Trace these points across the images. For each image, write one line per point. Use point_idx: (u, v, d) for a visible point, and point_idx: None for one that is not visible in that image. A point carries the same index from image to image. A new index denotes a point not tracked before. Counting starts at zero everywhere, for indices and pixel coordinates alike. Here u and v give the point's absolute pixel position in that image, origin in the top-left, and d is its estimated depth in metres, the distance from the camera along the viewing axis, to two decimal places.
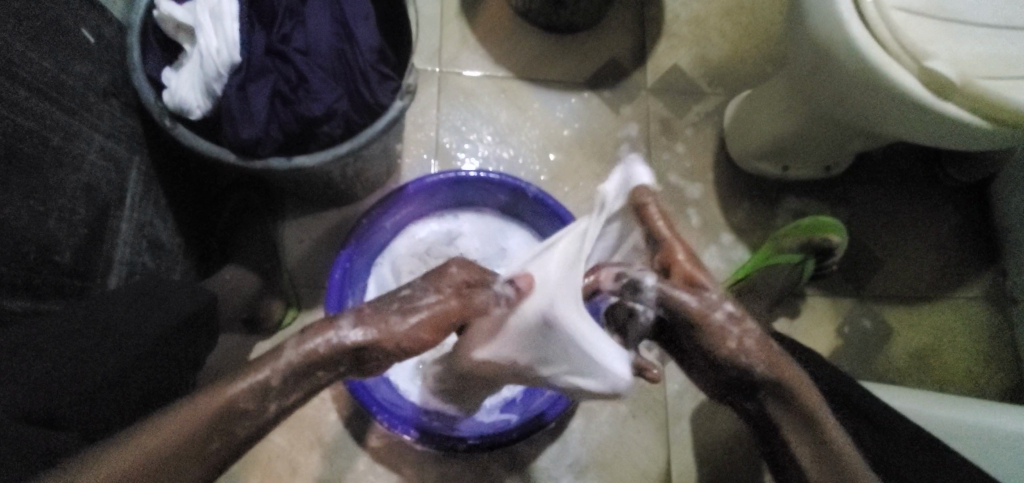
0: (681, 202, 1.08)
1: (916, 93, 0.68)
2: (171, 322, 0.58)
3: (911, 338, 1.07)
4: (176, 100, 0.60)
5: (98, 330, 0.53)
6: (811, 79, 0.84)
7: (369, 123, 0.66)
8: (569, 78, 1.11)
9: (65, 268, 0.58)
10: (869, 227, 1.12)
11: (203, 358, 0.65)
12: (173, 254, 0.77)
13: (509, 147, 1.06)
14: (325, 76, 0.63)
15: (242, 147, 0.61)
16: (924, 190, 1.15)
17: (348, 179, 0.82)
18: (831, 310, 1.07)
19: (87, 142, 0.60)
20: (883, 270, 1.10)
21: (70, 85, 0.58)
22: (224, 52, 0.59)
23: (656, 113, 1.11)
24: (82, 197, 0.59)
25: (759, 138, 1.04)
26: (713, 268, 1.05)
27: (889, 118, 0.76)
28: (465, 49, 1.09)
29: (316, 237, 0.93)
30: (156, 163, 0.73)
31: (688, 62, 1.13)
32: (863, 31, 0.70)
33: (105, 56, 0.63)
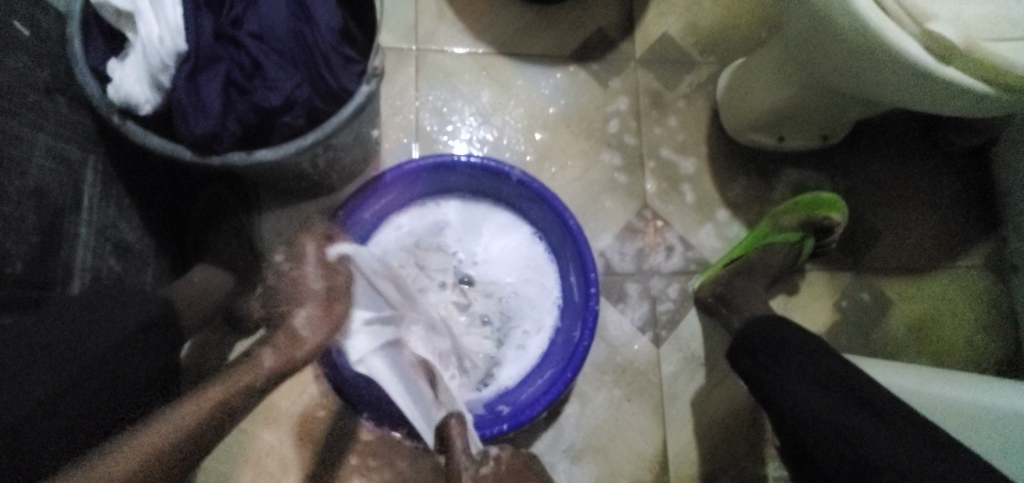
0: (673, 178, 1.04)
1: (917, 58, 0.64)
2: (123, 335, 0.57)
3: (910, 310, 1.05)
4: (122, 94, 0.55)
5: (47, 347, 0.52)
6: (806, 45, 0.80)
7: (334, 111, 0.61)
8: (553, 51, 1.05)
9: (17, 278, 0.55)
10: (867, 197, 1.08)
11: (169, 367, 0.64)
12: (142, 255, 0.73)
13: (493, 128, 1.02)
14: (283, 62, 0.59)
15: (198, 143, 0.57)
16: (925, 157, 1.11)
17: (320, 169, 0.78)
18: (828, 284, 1.05)
19: (31, 143, 0.56)
20: (882, 241, 1.07)
21: (5, 83, 0.53)
22: (167, 40, 0.54)
23: (645, 86, 1.06)
24: (30, 202, 0.56)
25: (753, 109, 0.99)
26: (708, 245, 1.02)
27: (888, 86, 0.72)
28: (443, 25, 1.03)
29: (296, 230, 0.90)
30: (116, 162, 0.69)
31: (678, 30, 1.08)
32: None
33: (44, 49, 0.59)
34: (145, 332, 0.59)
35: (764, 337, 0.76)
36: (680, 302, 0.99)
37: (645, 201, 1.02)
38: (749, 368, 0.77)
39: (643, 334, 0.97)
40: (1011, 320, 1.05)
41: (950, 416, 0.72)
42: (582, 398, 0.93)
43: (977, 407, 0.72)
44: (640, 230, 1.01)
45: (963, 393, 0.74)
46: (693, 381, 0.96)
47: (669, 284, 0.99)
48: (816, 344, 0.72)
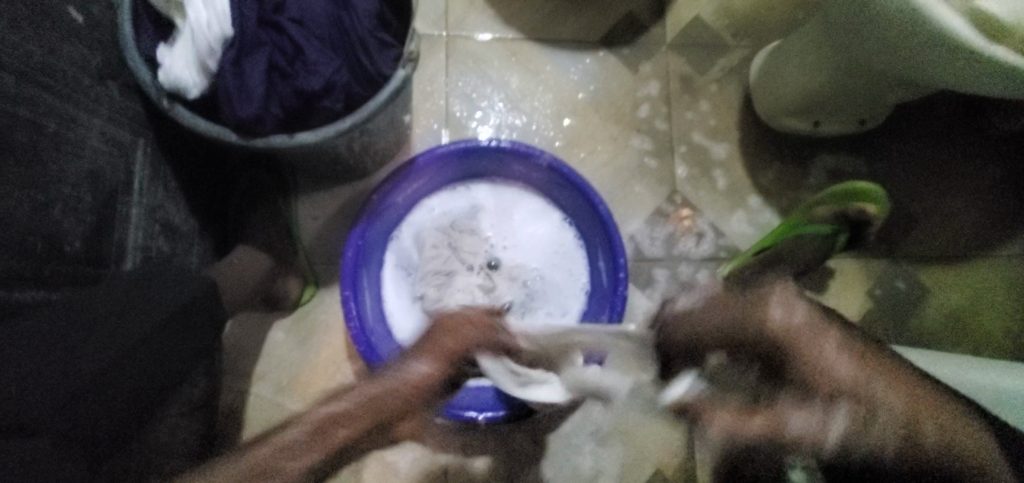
0: (704, 163, 1.03)
1: (965, 37, 0.61)
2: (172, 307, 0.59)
3: (947, 299, 1.03)
4: (172, 78, 0.57)
5: (107, 320, 0.54)
6: (847, 26, 0.77)
7: (371, 95, 0.63)
8: (582, 36, 1.05)
9: (74, 255, 0.57)
10: (907, 183, 1.05)
11: (209, 343, 0.66)
12: (188, 236, 0.76)
13: (521, 114, 1.02)
14: (323, 47, 0.60)
15: (243, 125, 0.59)
16: (969, 142, 1.07)
17: (355, 153, 0.79)
18: (862, 272, 1.03)
19: (87, 127, 0.59)
20: (920, 228, 1.04)
21: (63, 69, 0.56)
22: (215, 25, 0.56)
23: (676, 70, 1.05)
24: (87, 183, 0.59)
25: (788, 92, 0.97)
26: (739, 232, 1.01)
27: (934, 68, 0.69)
28: (472, 11, 1.04)
29: (330, 214, 0.92)
30: (164, 146, 0.72)
31: (711, 13, 1.06)
32: None
33: (97, 35, 0.61)
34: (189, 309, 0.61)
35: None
36: None
37: (675, 187, 1.02)
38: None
39: None
40: None
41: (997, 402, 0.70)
42: None
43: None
44: (670, 217, 1.00)
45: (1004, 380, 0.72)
46: None
47: (698, 270, 0.99)
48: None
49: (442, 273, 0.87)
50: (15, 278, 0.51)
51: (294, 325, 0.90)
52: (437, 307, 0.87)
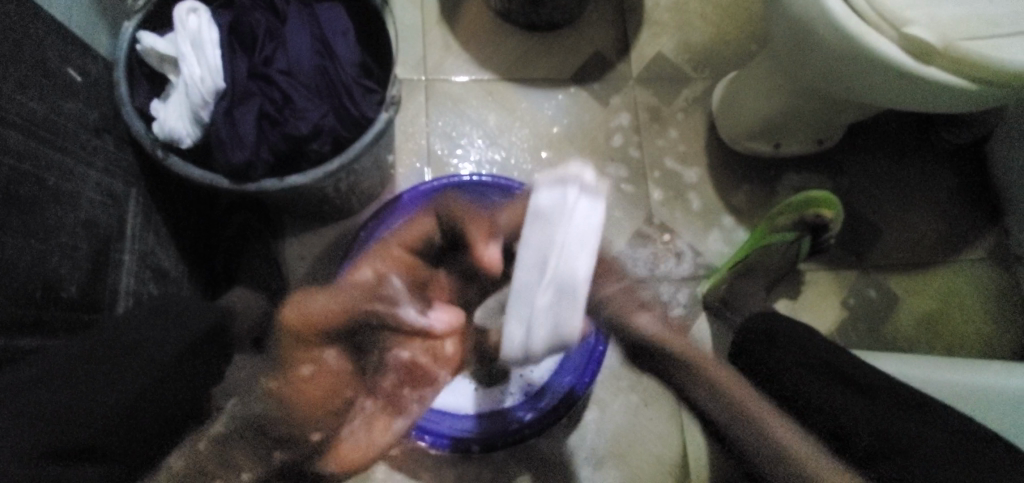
0: (676, 186, 1.08)
1: (895, 60, 0.68)
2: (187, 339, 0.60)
3: (917, 304, 1.07)
4: (166, 130, 0.61)
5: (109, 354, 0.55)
6: (793, 54, 0.84)
7: (356, 136, 0.66)
8: (554, 74, 1.11)
9: (70, 302, 0.59)
10: (867, 196, 1.12)
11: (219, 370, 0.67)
12: (178, 280, 0.78)
13: (500, 149, 1.07)
14: (310, 94, 0.64)
15: (235, 171, 0.62)
16: (921, 156, 1.14)
17: (342, 193, 0.83)
18: (835, 283, 1.07)
19: (83, 178, 0.61)
20: (885, 237, 1.10)
21: (61, 125, 0.59)
22: (208, 79, 0.60)
23: (644, 102, 1.11)
24: (83, 232, 0.61)
25: (749, 118, 1.03)
26: (715, 250, 1.05)
27: (874, 88, 0.75)
28: (449, 55, 1.10)
29: (316, 254, 0.95)
30: (154, 193, 0.75)
31: (671, 48, 1.14)
32: (839, 4, 0.70)
33: (94, 92, 0.65)
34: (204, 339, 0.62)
35: (757, 331, 0.80)
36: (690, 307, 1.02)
37: (650, 212, 1.06)
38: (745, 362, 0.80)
39: None
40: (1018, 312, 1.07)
41: (952, 400, 0.74)
42: (600, 405, 0.95)
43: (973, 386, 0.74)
44: (648, 239, 1.05)
45: (973, 376, 0.75)
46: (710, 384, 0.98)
47: (678, 289, 1.03)
48: (811, 336, 0.76)
49: None
50: (14, 326, 0.53)
51: None
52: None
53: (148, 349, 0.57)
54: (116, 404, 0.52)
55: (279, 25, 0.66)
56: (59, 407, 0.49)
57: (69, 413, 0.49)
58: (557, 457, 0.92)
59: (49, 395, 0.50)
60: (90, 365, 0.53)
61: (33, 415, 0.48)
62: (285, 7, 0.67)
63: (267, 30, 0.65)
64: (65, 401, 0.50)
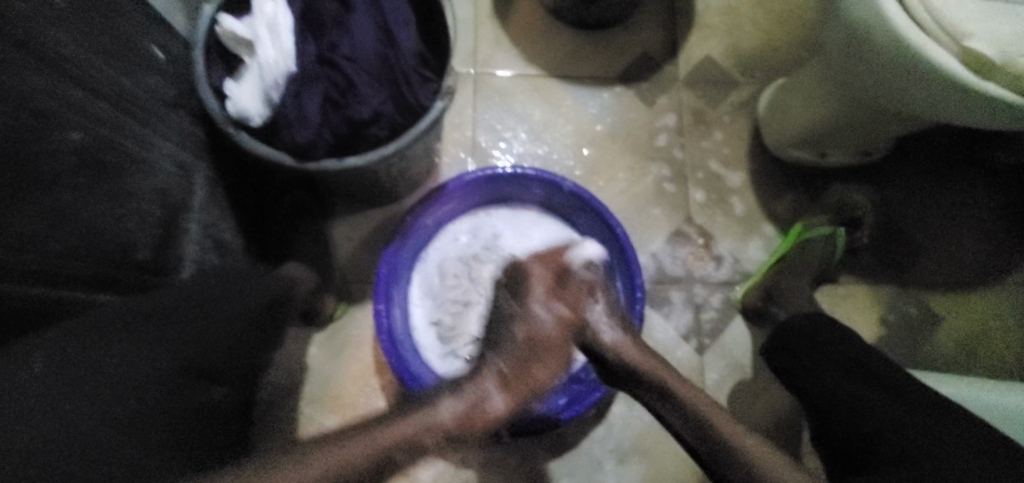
0: (718, 190, 1.08)
1: (956, 73, 0.66)
2: (237, 309, 0.65)
3: (960, 325, 1.05)
4: (238, 109, 0.64)
5: (181, 313, 0.58)
6: (847, 63, 0.83)
7: (411, 123, 0.69)
8: (600, 73, 1.12)
9: (142, 263, 0.63)
10: (914, 212, 1.09)
11: (265, 344, 0.70)
12: (234, 252, 0.83)
13: (543, 144, 1.09)
14: (371, 80, 0.67)
15: (299, 150, 0.66)
16: (972, 174, 1.11)
17: (391, 177, 0.86)
18: (874, 298, 1.05)
19: (161, 150, 0.66)
20: (930, 256, 1.07)
21: (145, 98, 0.63)
22: (281, 63, 0.63)
23: (689, 104, 1.11)
24: (158, 200, 0.65)
25: (795, 126, 1.02)
26: (751, 256, 1.05)
27: (931, 101, 0.73)
28: (499, 50, 1.12)
29: (362, 237, 0.99)
30: (218, 167, 0.79)
31: (720, 52, 1.13)
32: (901, 13, 0.68)
33: (174, 70, 0.69)
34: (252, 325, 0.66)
35: (792, 330, 0.80)
36: (723, 311, 1.02)
37: (688, 214, 1.07)
38: (782, 367, 0.79)
39: (689, 342, 1.00)
40: None
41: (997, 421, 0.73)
42: (629, 400, 0.96)
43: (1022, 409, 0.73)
44: (686, 241, 1.05)
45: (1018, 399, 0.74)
46: (739, 388, 0.99)
47: (713, 294, 1.03)
48: (847, 340, 0.74)
49: (459, 303, 0.92)
50: (84, 278, 0.56)
51: (326, 340, 0.96)
52: (449, 332, 0.92)
53: (205, 314, 0.60)
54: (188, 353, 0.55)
55: (346, 14, 0.69)
56: (131, 363, 0.50)
57: (154, 352, 0.52)
58: (580, 449, 0.94)
59: (131, 332, 0.52)
60: (166, 319, 0.56)
61: (104, 358, 0.49)
62: None
63: (335, 18, 0.68)
64: (145, 343, 0.52)
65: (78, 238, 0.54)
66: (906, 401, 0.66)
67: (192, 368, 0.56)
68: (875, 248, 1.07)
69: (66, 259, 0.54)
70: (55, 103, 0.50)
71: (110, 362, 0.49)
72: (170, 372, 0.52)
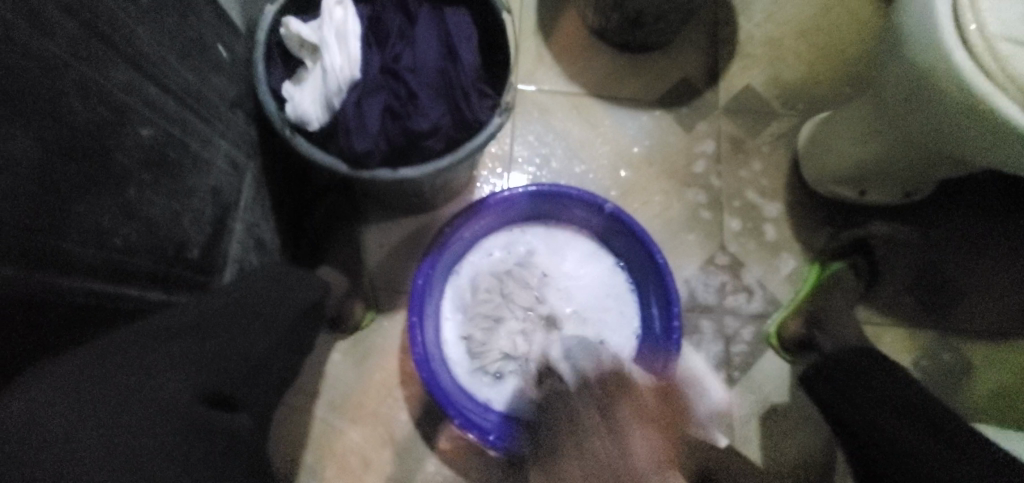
0: (754, 219, 1.07)
1: (1022, 124, 0.66)
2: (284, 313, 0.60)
3: (992, 374, 1.03)
4: (299, 113, 0.64)
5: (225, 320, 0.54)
6: (903, 103, 0.82)
7: (467, 139, 0.69)
8: (641, 96, 1.12)
9: (192, 263, 0.62)
10: (953, 255, 1.07)
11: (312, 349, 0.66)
12: (272, 253, 0.82)
13: (580, 163, 1.08)
14: (431, 93, 0.67)
15: (354, 158, 0.65)
16: (1018, 222, 1.08)
17: (433, 188, 0.85)
18: (907, 340, 1.04)
19: (217, 149, 0.65)
20: (966, 301, 1.06)
21: (207, 96, 0.63)
22: (346, 69, 0.63)
23: (728, 133, 1.11)
24: (210, 198, 0.64)
25: (838, 162, 1.02)
26: (784, 289, 1.04)
27: (992, 148, 0.73)
28: (541, 67, 1.12)
29: (395, 244, 0.98)
30: (264, 168, 0.79)
31: (762, 83, 1.13)
32: (969, 59, 0.68)
33: (234, 69, 0.69)
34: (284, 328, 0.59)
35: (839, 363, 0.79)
36: (754, 344, 1.01)
37: (723, 243, 1.06)
38: (816, 388, 0.80)
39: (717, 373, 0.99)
40: None
41: None
42: None
43: None
44: (720, 270, 1.04)
45: None
46: (766, 424, 0.97)
47: (744, 326, 1.02)
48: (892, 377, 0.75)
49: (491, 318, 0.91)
50: (149, 276, 0.55)
51: (352, 347, 0.94)
52: (480, 348, 0.91)
53: (252, 321, 0.56)
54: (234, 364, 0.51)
55: (409, 25, 0.69)
56: (175, 366, 0.46)
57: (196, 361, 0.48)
58: None
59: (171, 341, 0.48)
60: (208, 328, 0.52)
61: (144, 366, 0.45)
62: (417, 8, 0.70)
63: (399, 29, 0.69)
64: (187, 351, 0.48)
65: (139, 236, 0.53)
66: (932, 429, 0.68)
67: (243, 372, 0.52)
68: (910, 288, 1.06)
69: (131, 253, 0.52)
70: (129, 97, 0.50)
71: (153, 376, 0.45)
72: (224, 380, 0.49)
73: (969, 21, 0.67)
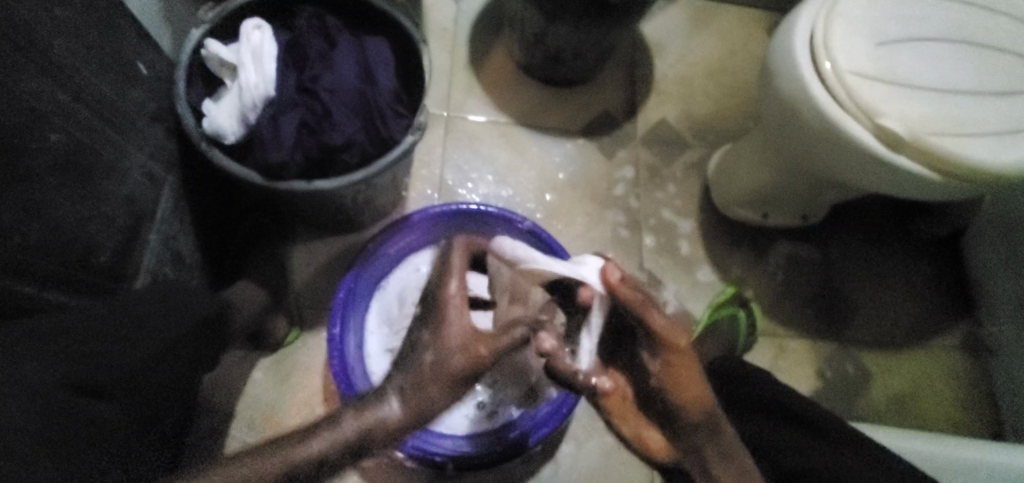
0: (670, 240, 1.15)
1: (870, 147, 0.76)
2: (189, 321, 0.65)
3: (887, 382, 1.11)
4: (214, 127, 0.67)
5: (128, 321, 0.59)
6: (782, 133, 0.92)
7: (382, 154, 0.73)
8: (565, 126, 1.20)
9: (98, 267, 0.63)
10: (848, 274, 1.18)
11: (212, 358, 0.72)
12: (191, 267, 0.83)
13: (508, 187, 1.15)
14: (348, 111, 0.71)
15: (270, 169, 0.69)
16: (899, 243, 1.21)
17: (357, 205, 0.88)
18: (811, 352, 1.12)
19: (131, 160, 0.67)
20: (861, 315, 1.15)
21: (124, 109, 0.66)
22: (261, 87, 0.68)
23: (645, 160, 1.20)
24: (122, 207, 0.66)
25: (741, 187, 1.11)
26: (696, 304, 1.11)
27: (852, 170, 0.83)
28: (471, 97, 1.19)
29: (322, 261, 0.99)
30: (185, 183, 0.81)
31: (674, 116, 1.23)
32: (823, 92, 0.78)
33: (156, 86, 0.72)
34: (172, 339, 0.62)
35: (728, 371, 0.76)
36: None
37: (641, 261, 1.13)
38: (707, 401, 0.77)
39: None
40: (989, 401, 1.11)
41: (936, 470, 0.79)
42: (577, 440, 0.97)
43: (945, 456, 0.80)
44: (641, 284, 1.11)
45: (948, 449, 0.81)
46: None
47: None
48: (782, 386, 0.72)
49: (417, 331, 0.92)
50: (51, 277, 0.58)
51: (274, 366, 0.94)
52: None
53: (156, 325, 0.61)
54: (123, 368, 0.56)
55: (329, 50, 0.75)
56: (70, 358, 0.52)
57: (87, 361, 0.53)
58: None
59: (75, 342, 0.53)
60: (112, 328, 0.57)
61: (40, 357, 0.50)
62: (337, 35, 0.75)
63: (318, 53, 0.74)
64: (83, 352, 0.53)
65: (41, 236, 0.55)
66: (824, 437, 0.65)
67: (126, 377, 0.57)
68: (811, 303, 1.15)
69: (32, 250, 0.55)
70: (41, 104, 0.53)
71: (44, 373, 0.49)
72: (108, 380, 0.55)
73: (823, 60, 0.79)
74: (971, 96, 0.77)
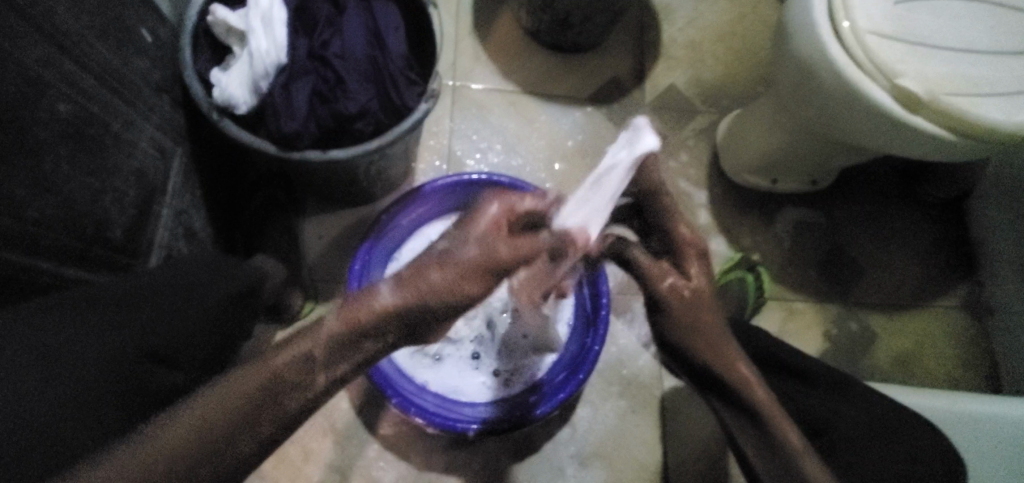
0: (681, 207, 1.15)
1: (886, 107, 0.75)
2: (226, 290, 0.66)
3: (892, 343, 1.13)
4: (225, 95, 0.66)
5: (178, 291, 0.60)
6: (795, 95, 0.90)
7: (395, 123, 0.72)
8: (573, 93, 1.18)
9: (114, 243, 0.62)
10: (856, 238, 1.18)
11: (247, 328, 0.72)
12: (203, 241, 0.82)
13: (517, 156, 1.13)
14: (359, 79, 0.70)
15: (283, 139, 0.67)
16: (905, 207, 1.21)
17: (369, 177, 0.87)
18: (819, 314, 1.13)
19: (141, 131, 0.66)
20: (867, 278, 1.16)
21: (130, 79, 0.64)
22: (273, 54, 0.66)
23: (654, 127, 1.19)
24: (133, 181, 0.65)
25: (751, 152, 1.11)
26: None
27: (866, 131, 0.82)
28: (477, 65, 1.17)
29: (335, 234, 0.99)
30: (195, 155, 0.80)
31: (684, 82, 1.22)
32: (841, 51, 0.77)
33: (161, 55, 0.70)
34: (213, 312, 0.62)
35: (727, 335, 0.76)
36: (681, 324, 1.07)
37: None
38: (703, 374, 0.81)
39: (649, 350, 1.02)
40: (990, 359, 1.13)
41: (958, 429, 0.76)
42: (592, 405, 0.99)
43: (965, 414, 0.77)
44: None
45: (970, 407, 0.78)
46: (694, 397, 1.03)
47: None
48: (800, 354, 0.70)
49: None
50: (65, 253, 0.56)
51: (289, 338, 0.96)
52: None
53: (200, 294, 0.62)
54: (185, 333, 0.57)
55: (337, 15, 0.73)
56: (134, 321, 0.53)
57: (149, 326, 0.53)
58: (544, 452, 0.95)
59: (135, 309, 0.54)
60: (167, 295, 0.58)
61: (100, 326, 0.50)
62: None
63: (327, 18, 0.72)
64: (146, 321, 0.54)
65: (55, 210, 0.54)
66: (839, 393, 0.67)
67: (183, 346, 0.56)
68: (819, 267, 1.16)
69: (45, 226, 0.53)
70: (45, 72, 0.52)
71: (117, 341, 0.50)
72: (168, 347, 0.54)
73: (841, 20, 0.77)
74: (986, 55, 0.77)
